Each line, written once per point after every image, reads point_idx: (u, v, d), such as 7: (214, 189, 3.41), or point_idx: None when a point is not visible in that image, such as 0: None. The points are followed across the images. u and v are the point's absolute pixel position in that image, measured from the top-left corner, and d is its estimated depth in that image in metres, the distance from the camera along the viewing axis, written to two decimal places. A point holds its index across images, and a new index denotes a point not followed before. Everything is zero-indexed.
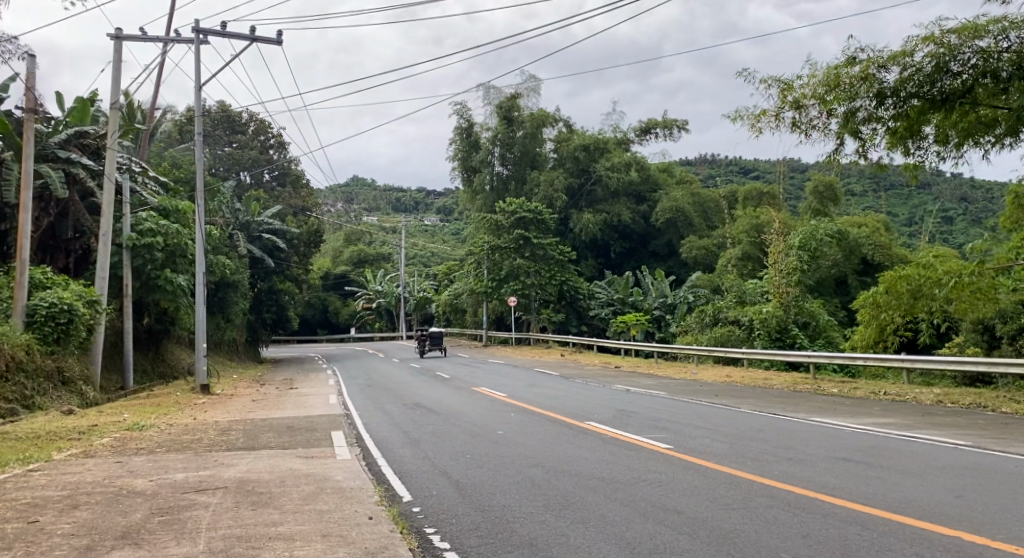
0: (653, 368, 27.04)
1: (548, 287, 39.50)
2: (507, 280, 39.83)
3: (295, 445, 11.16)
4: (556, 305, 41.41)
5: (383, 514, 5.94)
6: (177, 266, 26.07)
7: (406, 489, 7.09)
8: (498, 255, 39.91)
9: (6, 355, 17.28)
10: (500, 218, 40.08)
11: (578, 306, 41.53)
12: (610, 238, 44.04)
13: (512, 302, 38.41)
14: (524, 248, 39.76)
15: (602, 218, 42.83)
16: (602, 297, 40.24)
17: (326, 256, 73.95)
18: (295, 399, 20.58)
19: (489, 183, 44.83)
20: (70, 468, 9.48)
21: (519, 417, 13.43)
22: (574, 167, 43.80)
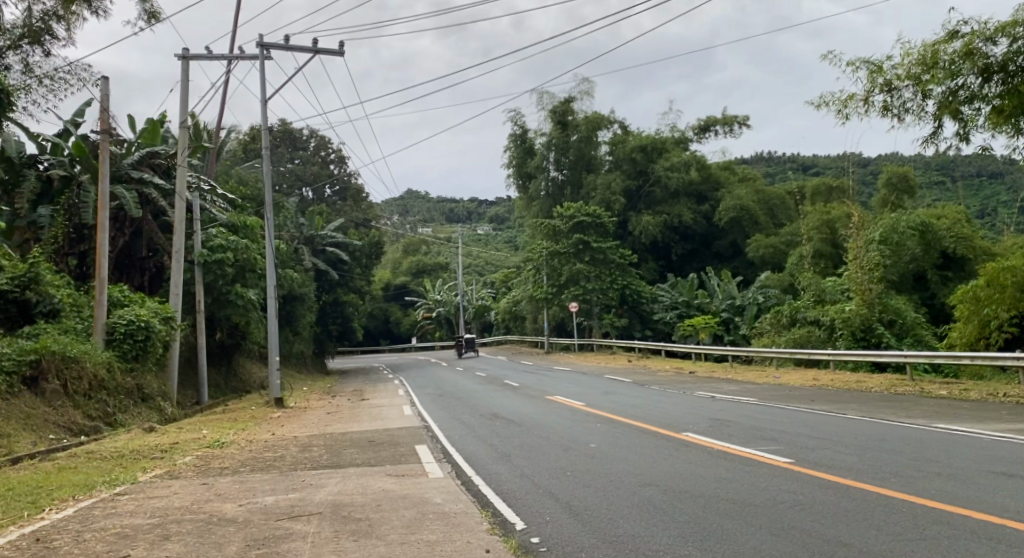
0: (730, 373, 26.02)
1: (610, 291, 38.61)
2: (567, 286, 39.50)
3: (381, 461, 10.69)
4: (619, 310, 40.51)
5: (502, 548, 5.37)
6: (247, 281, 26.13)
7: (517, 514, 6.53)
8: (557, 261, 39.64)
9: (88, 374, 17.33)
10: (558, 223, 39.74)
11: (641, 310, 40.07)
12: (671, 240, 42.71)
13: (573, 308, 37.88)
14: (584, 252, 39.06)
15: (662, 220, 41.31)
16: (667, 301, 39.37)
17: (385, 268, 74.37)
18: (369, 411, 20.23)
19: (543, 188, 44.38)
20: (158, 491, 9.13)
21: (609, 427, 12.74)
22: (632, 168, 42.85)
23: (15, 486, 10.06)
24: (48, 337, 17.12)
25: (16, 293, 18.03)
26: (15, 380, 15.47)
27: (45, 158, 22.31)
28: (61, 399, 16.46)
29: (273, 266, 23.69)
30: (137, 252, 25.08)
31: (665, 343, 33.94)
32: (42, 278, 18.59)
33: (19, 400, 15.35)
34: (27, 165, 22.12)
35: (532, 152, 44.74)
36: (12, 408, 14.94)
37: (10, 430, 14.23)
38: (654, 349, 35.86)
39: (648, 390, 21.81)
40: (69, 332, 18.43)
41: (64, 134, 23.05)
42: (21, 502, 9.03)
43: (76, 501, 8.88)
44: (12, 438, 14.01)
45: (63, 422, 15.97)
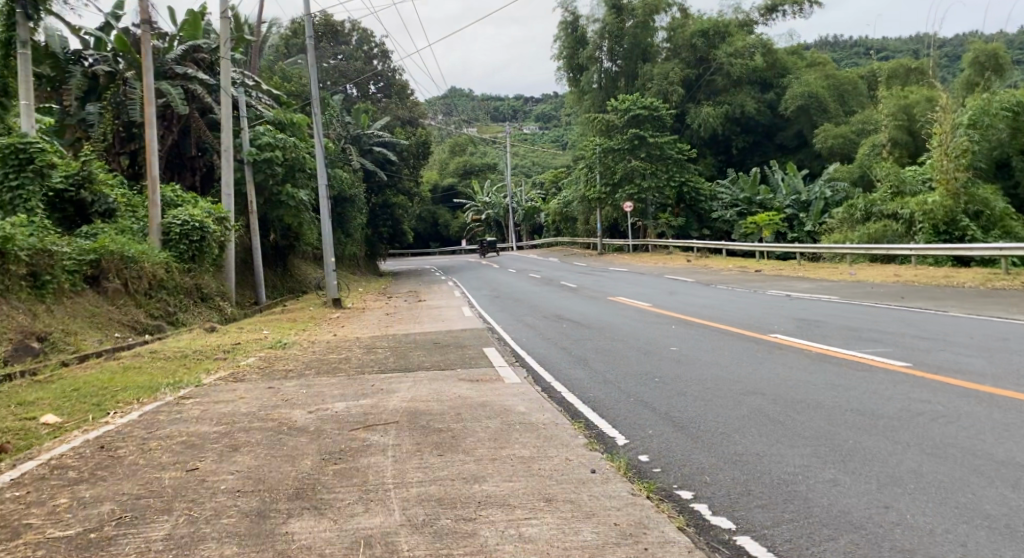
0: (799, 270, 24.96)
1: (666, 190, 37.34)
2: (622, 184, 38.21)
3: (450, 365, 10.15)
4: (675, 209, 39.19)
5: (609, 467, 4.80)
6: (298, 181, 25.59)
7: (614, 425, 5.97)
8: (611, 158, 38.14)
9: (148, 275, 17.14)
10: (613, 117, 38.17)
11: (699, 210, 38.99)
12: (731, 132, 40.59)
13: (626, 208, 37.08)
14: (639, 148, 37.48)
15: (723, 111, 39.33)
16: (726, 198, 37.88)
17: (433, 169, 73.46)
18: (427, 311, 19.83)
19: (596, 80, 42.75)
20: (222, 395, 8.70)
21: (689, 329, 12.03)
22: (691, 56, 40.86)
23: (78, 386, 9.84)
24: (106, 237, 16.88)
25: (72, 192, 17.74)
26: (78, 279, 15.29)
27: (90, 54, 21.77)
28: (123, 297, 16.32)
29: (324, 166, 23.03)
30: (187, 151, 24.61)
31: (725, 242, 32.81)
32: (97, 177, 18.25)
33: (82, 299, 15.21)
34: (72, 62, 21.49)
35: (585, 41, 42.82)
36: (76, 307, 14.80)
37: (76, 328, 14.09)
38: (714, 248, 34.87)
39: (717, 290, 20.97)
40: (127, 232, 18.15)
41: (106, 29, 22.34)
42: (84, 404, 8.75)
43: (143, 404, 8.57)
44: (79, 337, 13.89)
45: (127, 321, 15.85)
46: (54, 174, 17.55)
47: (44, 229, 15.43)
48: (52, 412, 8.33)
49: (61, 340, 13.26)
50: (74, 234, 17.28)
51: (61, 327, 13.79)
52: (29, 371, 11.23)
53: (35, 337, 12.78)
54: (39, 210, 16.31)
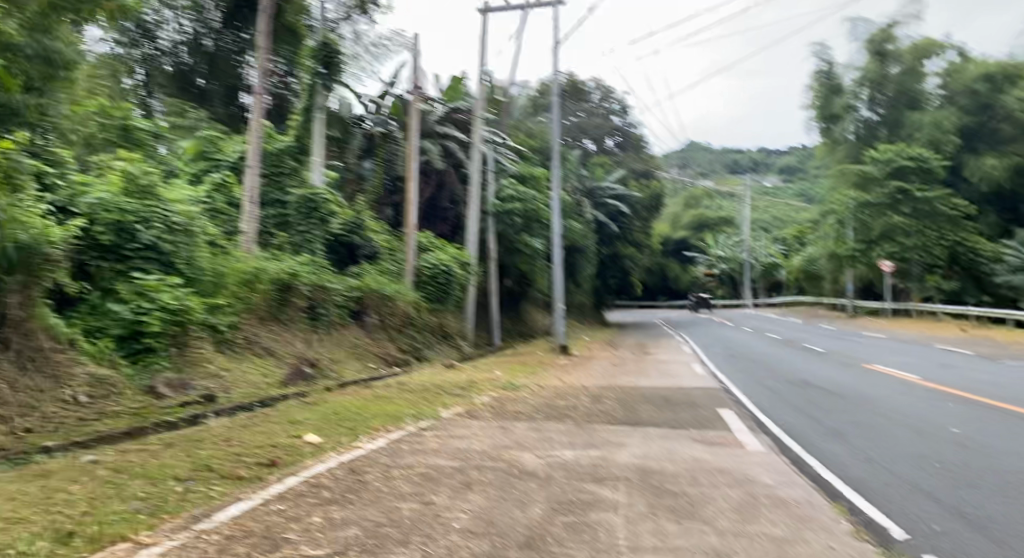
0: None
1: (933, 250, 34.33)
2: (880, 242, 36.01)
3: (682, 424, 9.72)
4: (947, 270, 35.55)
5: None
6: (536, 230, 26.30)
7: (881, 517, 5.38)
8: (869, 213, 36.05)
9: (399, 312, 18.30)
10: (871, 168, 35.88)
11: (976, 273, 34.83)
12: (1023, 187, 35.98)
13: (885, 268, 35.05)
14: (902, 204, 35.27)
15: (1009, 162, 35.09)
16: (1010, 261, 32.91)
17: (664, 222, 72.81)
18: (657, 365, 19.39)
19: (853, 129, 40.67)
20: (458, 430, 8.73)
21: (953, 410, 10.90)
22: (972, 102, 36.53)
23: (338, 410, 9.97)
24: (368, 277, 18.29)
25: (347, 236, 19.13)
26: (345, 313, 16.58)
27: (369, 117, 23.55)
28: (379, 332, 17.55)
29: (560, 217, 23.52)
30: (440, 203, 26.12)
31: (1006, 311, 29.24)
32: (364, 223, 19.82)
33: (348, 331, 16.48)
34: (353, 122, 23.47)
35: (840, 90, 41.09)
36: (343, 338, 16.06)
37: (340, 357, 15.21)
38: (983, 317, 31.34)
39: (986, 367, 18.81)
40: (385, 273, 19.42)
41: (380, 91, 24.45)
42: (343, 426, 8.51)
43: (398, 431, 8.45)
44: (340, 364, 14.93)
45: (382, 353, 16.88)
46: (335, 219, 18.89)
47: (323, 267, 16.71)
48: (317, 431, 8.07)
49: (326, 367, 14.28)
50: (345, 272, 18.79)
51: (328, 355, 14.96)
52: (298, 391, 11.96)
53: (308, 362, 13.83)
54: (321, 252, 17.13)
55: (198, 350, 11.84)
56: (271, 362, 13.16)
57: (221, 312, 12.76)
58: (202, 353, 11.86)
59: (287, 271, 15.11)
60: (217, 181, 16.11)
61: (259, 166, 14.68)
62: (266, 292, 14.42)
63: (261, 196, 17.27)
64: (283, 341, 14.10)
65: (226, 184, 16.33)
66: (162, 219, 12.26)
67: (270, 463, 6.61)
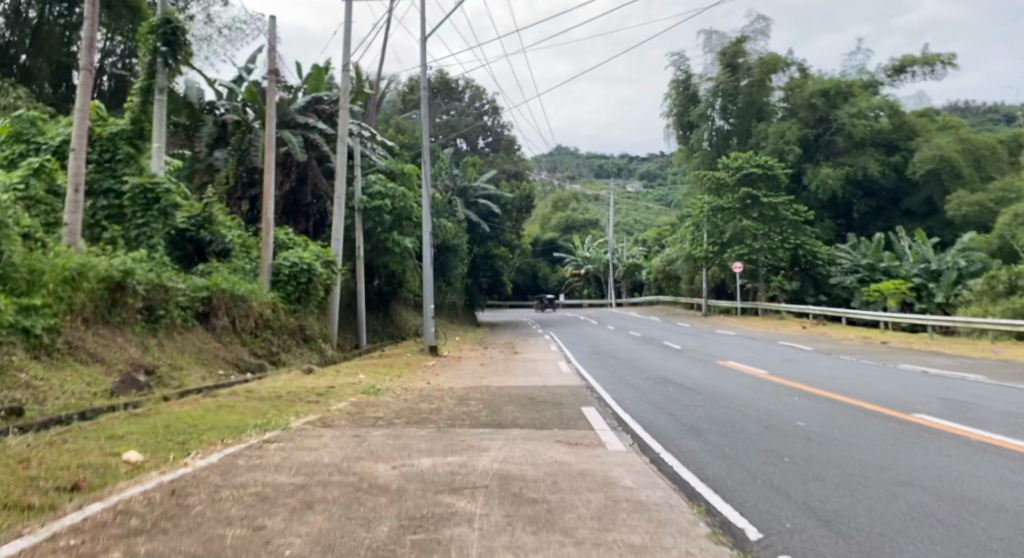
0: (930, 345, 23.28)
1: (779, 252, 35.77)
2: (731, 245, 37.22)
3: (547, 424, 9.36)
4: (789, 272, 37.86)
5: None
6: (405, 229, 25.62)
7: (744, 514, 5.14)
8: (720, 218, 37.18)
9: (254, 313, 17.19)
10: (723, 175, 37.10)
11: (814, 274, 37.34)
12: (853, 195, 39.05)
13: (737, 268, 35.39)
14: (751, 208, 36.56)
15: (843, 172, 37.64)
16: (845, 264, 36.11)
17: (534, 223, 73.39)
18: (525, 364, 19.14)
19: (707, 138, 41.81)
20: (308, 443, 7.96)
21: (811, 408, 11.05)
22: (810, 116, 39.33)
23: (168, 425, 9.18)
24: (219, 275, 17.10)
25: (193, 231, 18.18)
26: (189, 315, 15.39)
27: (223, 105, 22.45)
28: (229, 335, 16.31)
29: (430, 215, 22.90)
30: (303, 199, 25.12)
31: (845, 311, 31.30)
32: (216, 218, 18.57)
33: (192, 335, 15.26)
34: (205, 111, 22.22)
35: (697, 100, 42.31)
36: (186, 342, 14.88)
37: (183, 363, 14.07)
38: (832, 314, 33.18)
39: (840, 364, 19.60)
40: (239, 272, 18.26)
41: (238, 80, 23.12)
42: (168, 444, 7.92)
43: (227, 446, 7.80)
44: (183, 371, 13.78)
45: (231, 358, 15.74)
46: (177, 214, 18.00)
47: (163, 264, 15.56)
48: (137, 450, 7.46)
49: (166, 376, 13.18)
50: (191, 271, 17.58)
51: (169, 360, 13.83)
52: (131, 403, 10.95)
53: (142, 370, 12.70)
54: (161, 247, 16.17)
55: (8, 357, 10.59)
56: (100, 371, 11.95)
57: (37, 313, 11.45)
58: (12, 361, 10.60)
59: (118, 269, 13.62)
60: (34, 168, 14.81)
61: (82, 153, 13.60)
62: (95, 291, 13.04)
63: (89, 184, 16.23)
64: (113, 345, 12.89)
65: (43, 171, 14.94)
66: None
67: (72, 488, 6.02)
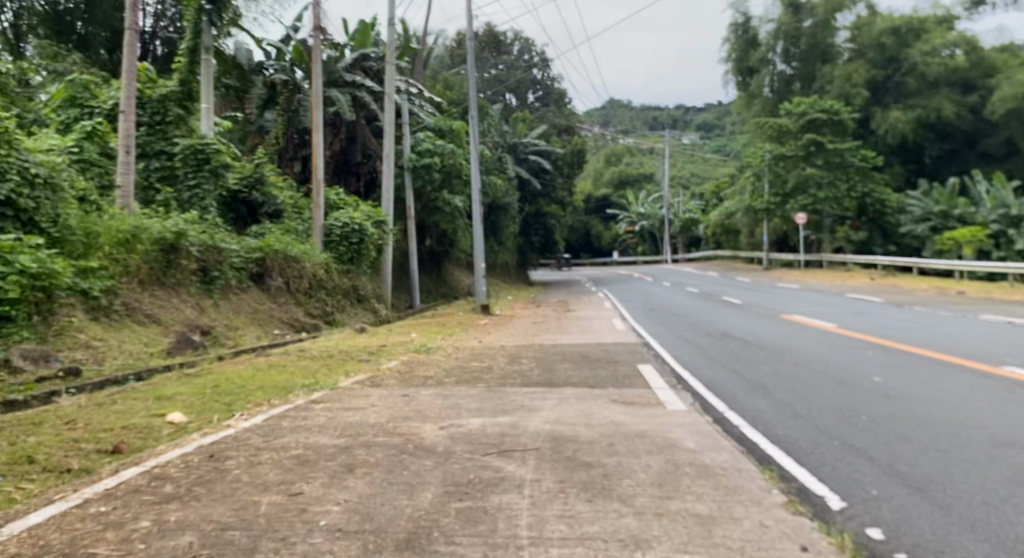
0: (1010, 302, 22.16)
1: (846, 201, 34.73)
2: (793, 195, 36.22)
3: (601, 383, 8.94)
4: (856, 222, 36.81)
5: (835, 546, 3.55)
6: (455, 188, 25.21)
7: (820, 478, 4.69)
8: (781, 167, 36.23)
9: (307, 273, 17.03)
10: (786, 121, 35.82)
11: (883, 223, 36.14)
12: (926, 139, 37.42)
13: (799, 221, 34.72)
14: (815, 155, 35.31)
15: (915, 115, 35.77)
16: (916, 212, 34.44)
17: (587, 180, 72.30)
18: (578, 322, 18.73)
19: (768, 83, 40.69)
20: (354, 401, 7.61)
21: (887, 367, 10.44)
22: (879, 56, 37.63)
23: (218, 383, 8.70)
24: (271, 236, 17.00)
25: (246, 193, 18.05)
26: (244, 277, 15.32)
27: (271, 65, 22.07)
28: (284, 296, 16.25)
29: (480, 173, 22.39)
30: (353, 158, 24.86)
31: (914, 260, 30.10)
32: (267, 179, 18.42)
33: (246, 296, 15.18)
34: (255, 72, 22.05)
35: (757, 43, 40.81)
36: (240, 302, 14.80)
37: (238, 323, 14.01)
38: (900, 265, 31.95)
39: (914, 320, 18.72)
40: (292, 233, 18.13)
41: (287, 40, 22.82)
42: (216, 401, 7.51)
43: (276, 404, 7.46)
44: (239, 331, 13.73)
45: (286, 318, 15.65)
46: (231, 175, 17.84)
47: (218, 227, 15.35)
48: (183, 410, 7.11)
49: (221, 335, 13.07)
50: (245, 234, 17.48)
51: (224, 321, 13.77)
52: (186, 363, 10.86)
53: (198, 331, 12.60)
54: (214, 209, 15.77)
55: (66, 318, 10.58)
56: (155, 331, 11.84)
57: (92, 275, 11.38)
58: (70, 322, 10.58)
59: (171, 230, 13.44)
60: (87, 131, 14.61)
61: (132, 114, 13.27)
62: (148, 253, 12.91)
63: (142, 146, 15.84)
64: (168, 307, 12.77)
65: (96, 133, 14.77)
66: (18, 171, 10.89)
67: (112, 452, 5.77)
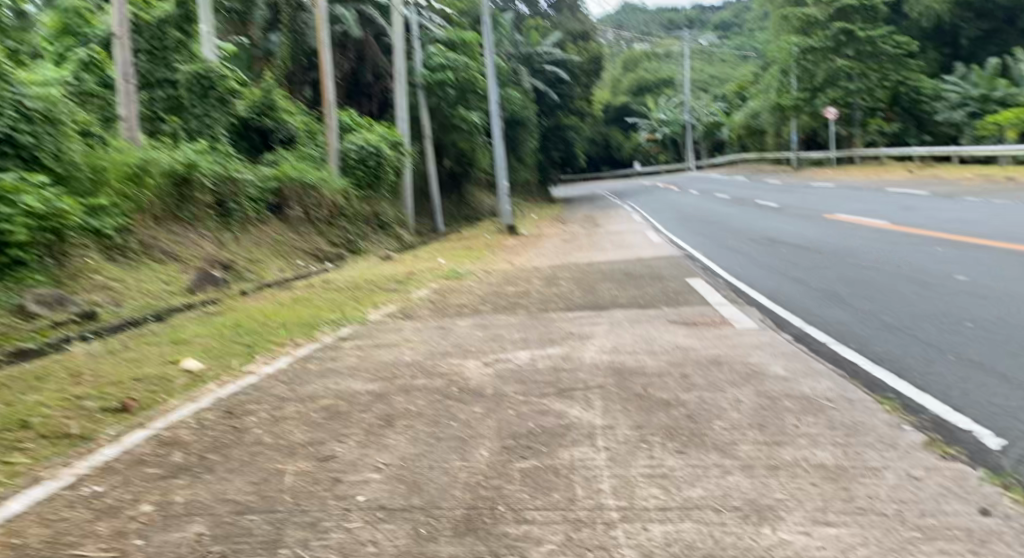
0: None
1: (878, 93, 33.40)
2: (823, 88, 34.96)
3: (653, 301, 8.12)
4: (888, 113, 35.35)
5: (1019, 508, 2.86)
6: (471, 103, 24.02)
7: (963, 411, 3.94)
8: (810, 60, 34.55)
9: (327, 201, 16.24)
10: (813, 12, 33.85)
11: (918, 111, 34.37)
12: (961, 19, 34.82)
13: (828, 115, 33.39)
14: (846, 45, 33.54)
15: None
16: (954, 98, 32.45)
17: (606, 89, 70.09)
18: (610, 236, 17.88)
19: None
20: (386, 337, 6.83)
21: (964, 263, 9.61)
22: None
23: (240, 322, 7.87)
24: (286, 164, 16.16)
25: (256, 120, 17.14)
26: (262, 207, 14.58)
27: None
28: (305, 226, 15.51)
29: (497, 86, 21.15)
30: (365, 80, 23.66)
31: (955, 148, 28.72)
32: (277, 104, 17.48)
33: (266, 227, 14.43)
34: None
35: None
36: (262, 235, 14.08)
37: (260, 256, 13.35)
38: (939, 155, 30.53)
39: (969, 210, 17.67)
40: (306, 160, 17.32)
41: None
42: (238, 343, 6.59)
43: (303, 344, 6.53)
44: (261, 264, 13.04)
45: (309, 249, 14.94)
46: (238, 102, 16.91)
47: (228, 155, 14.58)
48: (202, 354, 6.17)
49: (244, 270, 12.37)
50: (258, 163, 16.65)
51: (246, 255, 13.07)
52: (208, 300, 10.15)
53: (219, 266, 11.96)
54: (224, 138, 14.97)
55: (81, 259, 9.88)
56: (175, 268, 11.15)
57: (104, 213, 10.60)
58: (86, 264, 9.88)
59: (181, 162, 12.65)
60: (83, 61, 13.77)
61: (127, 39, 12.32)
62: (160, 187, 12.16)
63: (144, 75, 14.79)
64: (186, 242, 12.09)
65: (94, 64, 13.92)
66: (14, 106, 9.96)
67: (120, 410, 4.86)
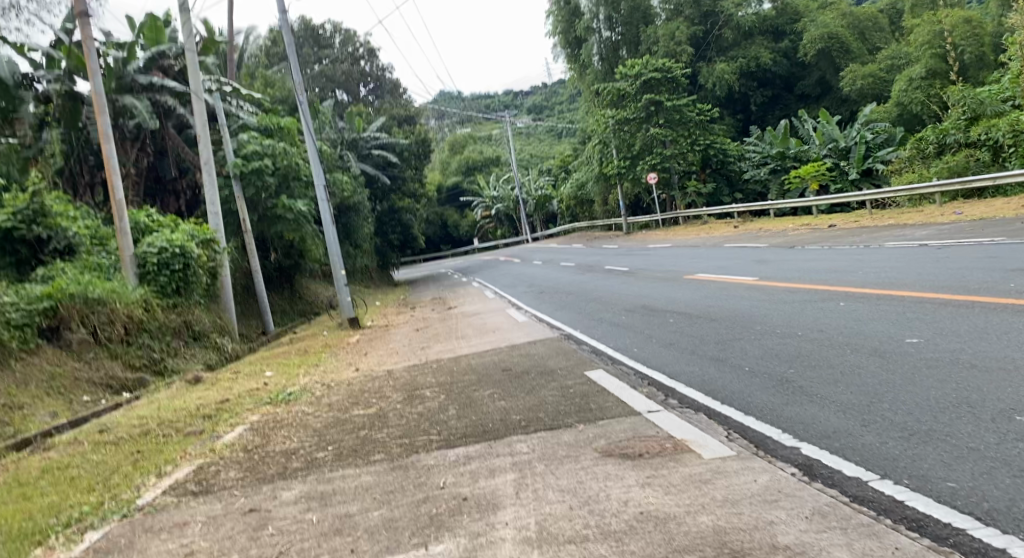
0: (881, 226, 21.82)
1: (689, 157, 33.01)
2: (642, 156, 34.12)
3: (555, 417, 5.91)
4: (701, 174, 35.26)
5: None
6: (293, 191, 21.43)
7: None
8: (627, 129, 33.93)
9: (122, 315, 12.94)
10: (623, 84, 33.71)
11: (729, 171, 35.08)
12: (748, 89, 36.55)
13: (650, 180, 32.75)
14: (657, 114, 33.16)
15: (738, 66, 35.37)
16: (757, 156, 34.01)
17: (435, 170, 68.92)
18: (466, 321, 15.64)
19: (597, 52, 38.37)
20: (161, 549, 4.24)
21: (897, 318, 8.05)
22: (696, 12, 36.45)
23: None
24: (63, 278, 12.86)
25: (22, 229, 13.70)
26: (28, 335, 11.25)
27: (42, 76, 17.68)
28: (93, 350, 12.16)
29: (322, 168, 18.63)
30: (165, 173, 20.52)
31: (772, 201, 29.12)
32: (50, 208, 14.20)
33: (36, 359, 11.13)
34: (23, 86, 17.46)
35: (580, 12, 38.89)
36: (28, 370, 10.80)
37: (23, 400, 10.11)
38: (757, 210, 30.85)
39: (826, 258, 16.85)
40: (92, 269, 14.06)
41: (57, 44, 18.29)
42: None
43: None
44: (22, 413, 9.82)
45: (97, 378, 11.70)
46: None
47: None
48: None
49: None
50: (26, 281, 13.23)
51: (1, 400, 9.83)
52: None
53: None
54: None
55: None
56: None
57: None
58: None
59: None
60: None
61: None
62: None
63: None
64: None
65: None
66: None
67: None
